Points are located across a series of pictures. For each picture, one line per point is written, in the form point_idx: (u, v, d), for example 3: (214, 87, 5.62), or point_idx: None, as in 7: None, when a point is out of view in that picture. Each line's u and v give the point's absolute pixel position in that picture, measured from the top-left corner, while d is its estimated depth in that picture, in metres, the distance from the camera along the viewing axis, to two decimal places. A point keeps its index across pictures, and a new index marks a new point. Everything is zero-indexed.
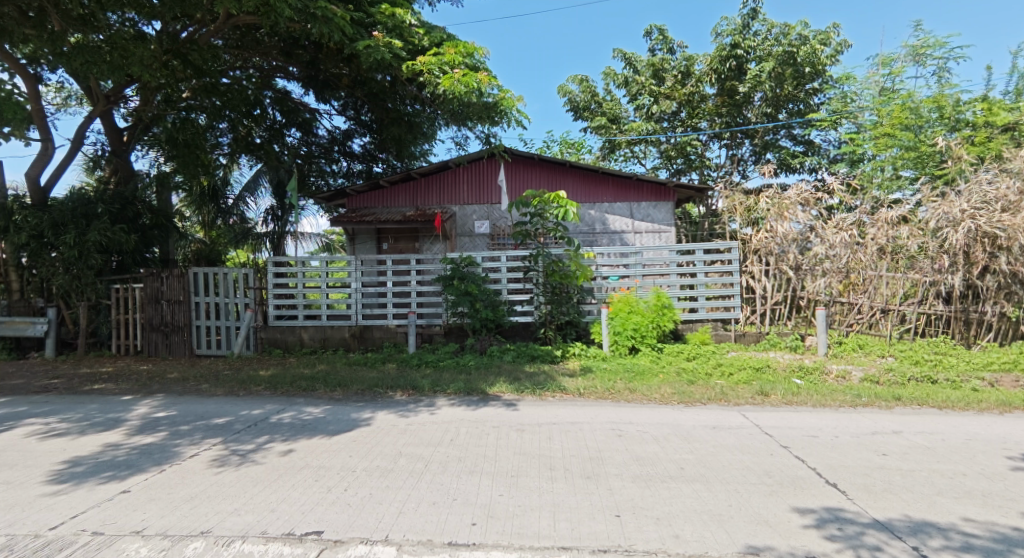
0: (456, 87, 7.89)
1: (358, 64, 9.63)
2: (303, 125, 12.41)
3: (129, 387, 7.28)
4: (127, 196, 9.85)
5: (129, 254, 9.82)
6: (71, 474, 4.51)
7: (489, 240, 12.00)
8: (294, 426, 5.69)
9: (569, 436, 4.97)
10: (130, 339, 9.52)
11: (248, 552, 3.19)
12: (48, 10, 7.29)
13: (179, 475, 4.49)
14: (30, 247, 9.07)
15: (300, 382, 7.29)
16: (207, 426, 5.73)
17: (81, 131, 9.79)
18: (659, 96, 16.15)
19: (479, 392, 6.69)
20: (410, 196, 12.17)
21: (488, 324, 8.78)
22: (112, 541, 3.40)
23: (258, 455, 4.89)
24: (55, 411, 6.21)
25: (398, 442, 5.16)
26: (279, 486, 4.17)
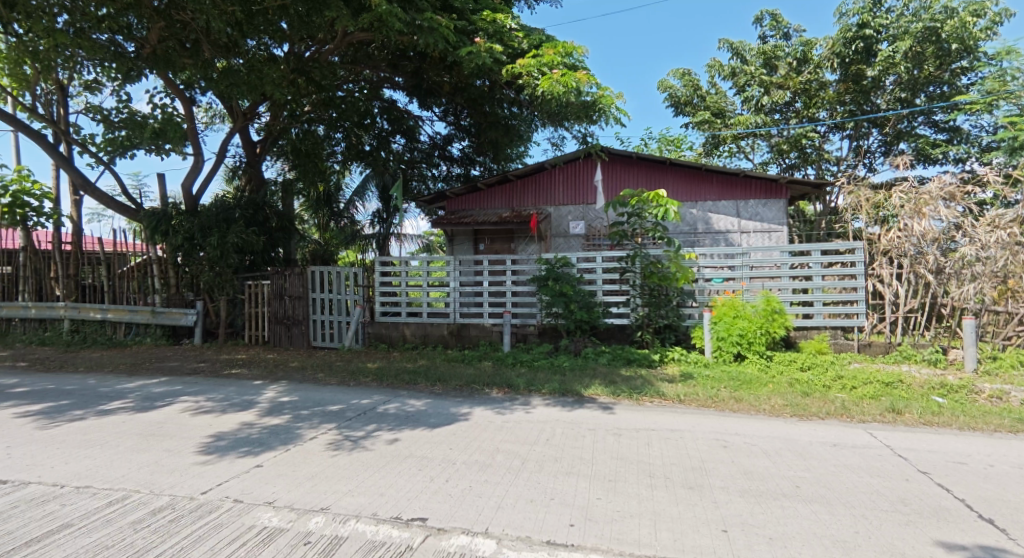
0: (555, 87, 7.93)
1: (460, 71, 10.05)
2: (407, 132, 13.11)
3: (259, 373, 8.17)
4: (258, 202, 11.05)
5: (259, 254, 10.97)
6: (216, 446, 5.17)
7: (584, 241, 11.92)
8: (399, 417, 6.04)
9: (670, 443, 4.81)
10: (260, 331, 10.66)
11: (362, 531, 3.44)
12: (202, 42, 8.29)
13: (302, 454, 4.95)
14: (183, 247, 10.45)
15: (404, 376, 7.73)
16: (324, 412, 6.26)
17: (223, 145, 11.11)
18: (771, 86, 15.15)
19: (574, 393, 6.67)
20: (506, 198, 12.43)
21: (583, 326, 8.76)
22: (249, 509, 3.83)
23: (368, 442, 5.26)
24: (203, 391, 7.14)
25: (495, 438, 5.29)
26: (387, 472, 4.46)
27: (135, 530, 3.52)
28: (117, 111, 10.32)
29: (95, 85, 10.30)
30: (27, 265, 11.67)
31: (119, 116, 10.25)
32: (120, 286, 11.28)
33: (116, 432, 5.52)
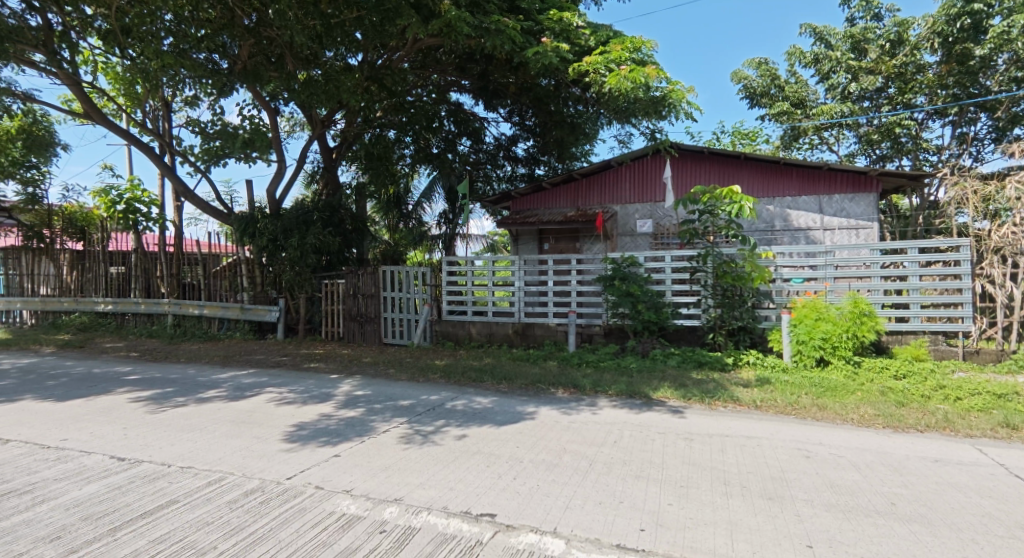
0: (623, 84, 7.80)
1: (526, 71, 10.12)
2: (473, 134, 13.35)
3: (335, 367, 8.63)
4: (334, 204, 11.64)
5: (335, 255, 11.57)
6: (298, 435, 5.51)
7: (652, 240, 11.64)
8: (467, 414, 6.16)
9: (746, 451, 4.59)
10: (335, 327, 11.23)
11: (433, 524, 3.54)
12: (286, 55, 8.82)
13: (376, 446, 5.17)
14: (268, 248, 11.20)
15: (470, 374, 7.88)
16: (395, 406, 6.51)
17: (303, 152, 11.79)
18: (859, 72, 14.13)
19: (642, 395, 6.52)
20: (571, 197, 12.34)
21: (651, 327, 8.56)
22: (329, 496, 4.04)
23: (437, 437, 5.41)
24: (286, 383, 7.63)
25: (562, 438, 5.27)
26: (456, 467, 4.56)
27: (231, 510, 3.82)
28: (212, 124, 11.23)
29: (194, 101, 11.24)
30: (138, 265, 12.94)
31: (214, 128, 11.15)
32: (214, 284, 12.29)
33: (213, 418, 6.02)
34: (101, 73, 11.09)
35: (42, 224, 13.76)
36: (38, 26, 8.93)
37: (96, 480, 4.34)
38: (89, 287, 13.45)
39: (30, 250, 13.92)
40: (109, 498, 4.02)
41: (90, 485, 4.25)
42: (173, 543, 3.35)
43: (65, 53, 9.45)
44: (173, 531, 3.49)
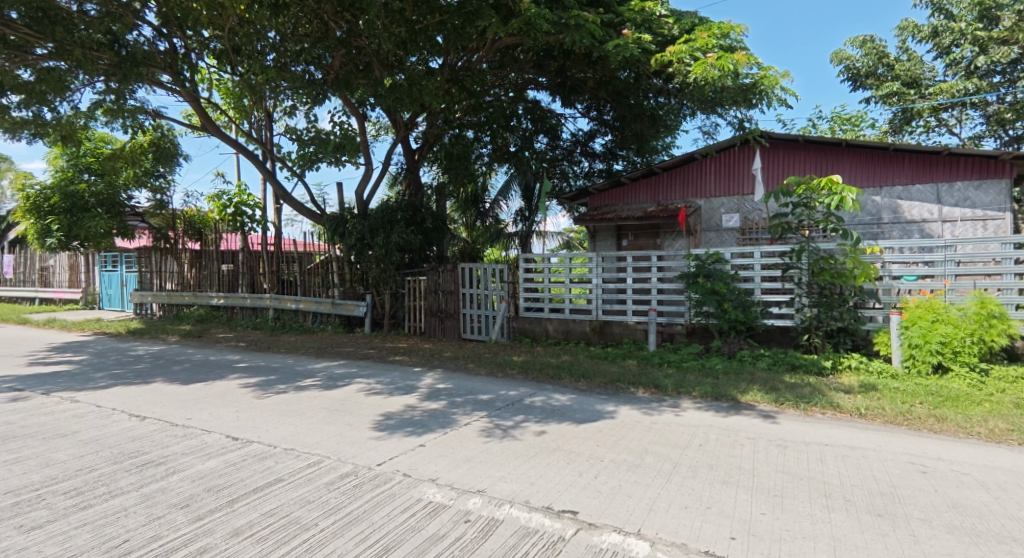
0: (709, 72, 7.41)
1: (605, 65, 10.00)
2: (550, 131, 13.34)
3: (418, 361, 9.00)
4: (416, 204, 12.03)
5: (417, 253, 11.99)
6: (387, 424, 5.80)
7: (739, 235, 11.10)
8: (545, 410, 6.20)
9: (849, 462, 4.24)
10: (418, 322, 11.69)
11: (516, 517, 3.60)
12: (373, 62, 9.31)
13: (459, 438, 5.33)
14: (356, 247, 11.86)
15: (548, 370, 7.92)
16: (476, 400, 6.68)
17: (387, 155, 12.34)
18: (988, 43, 12.58)
19: (729, 398, 6.22)
20: (651, 192, 12.00)
21: (738, 326, 8.15)
22: (416, 483, 4.23)
23: (517, 432, 5.48)
24: (374, 375, 8.07)
25: (644, 438, 5.15)
26: (537, 463, 4.60)
27: (329, 490, 4.11)
28: (307, 131, 12.03)
29: (292, 111, 12.11)
30: (244, 263, 14.17)
31: (309, 135, 11.93)
32: (309, 281, 13.23)
33: (311, 405, 6.50)
34: (215, 89, 12.25)
35: (168, 226, 15.53)
36: (165, 50, 9.99)
37: (215, 456, 4.83)
38: (205, 283, 14.92)
39: (158, 250, 15.69)
40: (226, 472, 4.47)
41: (210, 460, 4.74)
42: (280, 517, 3.66)
43: (186, 73, 10.53)
44: (281, 506, 3.82)
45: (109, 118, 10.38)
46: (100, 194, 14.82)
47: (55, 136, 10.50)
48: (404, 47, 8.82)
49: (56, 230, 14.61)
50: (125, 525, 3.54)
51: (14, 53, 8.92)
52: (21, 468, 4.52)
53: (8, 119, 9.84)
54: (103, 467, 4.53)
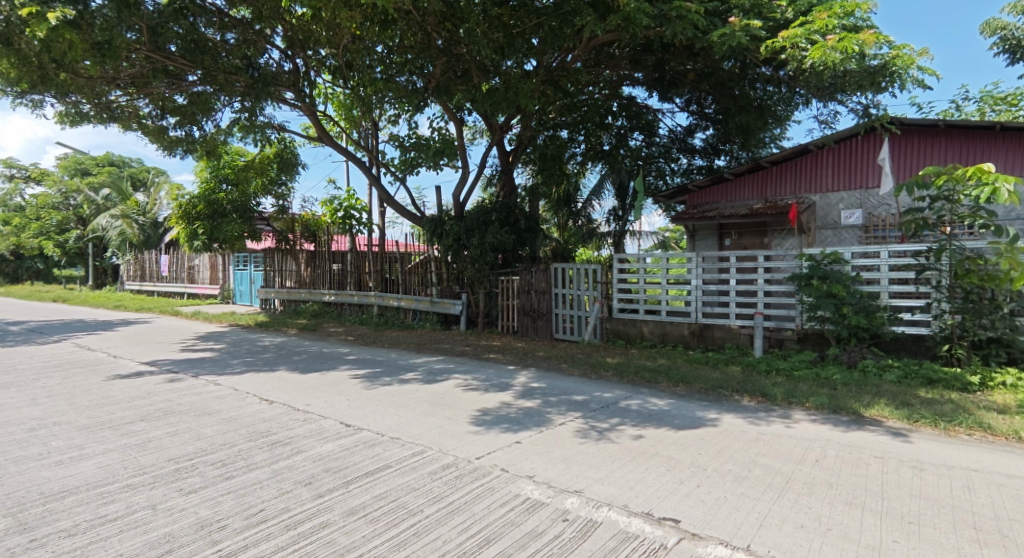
0: (830, 55, 6.79)
1: (708, 56, 9.56)
2: (646, 127, 12.99)
3: (512, 359, 9.17)
4: (510, 205, 12.16)
5: (511, 253, 12.18)
6: (484, 420, 5.98)
7: (862, 233, 10.09)
8: (642, 414, 6.04)
9: (1004, 492, 3.69)
10: (511, 321, 11.90)
11: (614, 520, 3.56)
12: (472, 69, 9.68)
13: (554, 438, 5.35)
14: (453, 247, 12.33)
15: (643, 373, 7.71)
16: (570, 401, 6.66)
17: (483, 158, 12.67)
18: None
19: (850, 412, 5.67)
20: (758, 187, 11.22)
21: (860, 333, 7.41)
22: (514, 479, 4.31)
23: (614, 434, 5.39)
24: (470, 371, 8.34)
25: (751, 449, 4.85)
26: (635, 467, 4.50)
27: (432, 479, 4.31)
28: (409, 138, 12.70)
29: (395, 119, 12.85)
30: (352, 263, 15.29)
31: (410, 141, 12.59)
32: (409, 279, 13.97)
33: (413, 398, 6.86)
34: (329, 102, 13.33)
35: (289, 229, 17.14)
36: (289, 70, 11.03)
37: (332, 440, 5.26)
38: (318, 281, 16.29)
39: (280, 250, 17.34)
40: (342, 456, 4.85)
41: (327, 444, 5.16)
42: (390, 501, 3.90)
43: (306, 89, 11.55)
44: (390, 491, 4.08)
45: (244, 134, 11.70)
46: (234, 202, 16.68)
47: (202, 151, 12.00)
48: (503, 51, 9.04)
49: (201, 233, 16.66)
50: (259, 496, 3.98)
51: (171, 80, 10.21)
52: (178, 439, 5.23)
53: (166, 138, 11.41)
54: (240, 444, 5.11)
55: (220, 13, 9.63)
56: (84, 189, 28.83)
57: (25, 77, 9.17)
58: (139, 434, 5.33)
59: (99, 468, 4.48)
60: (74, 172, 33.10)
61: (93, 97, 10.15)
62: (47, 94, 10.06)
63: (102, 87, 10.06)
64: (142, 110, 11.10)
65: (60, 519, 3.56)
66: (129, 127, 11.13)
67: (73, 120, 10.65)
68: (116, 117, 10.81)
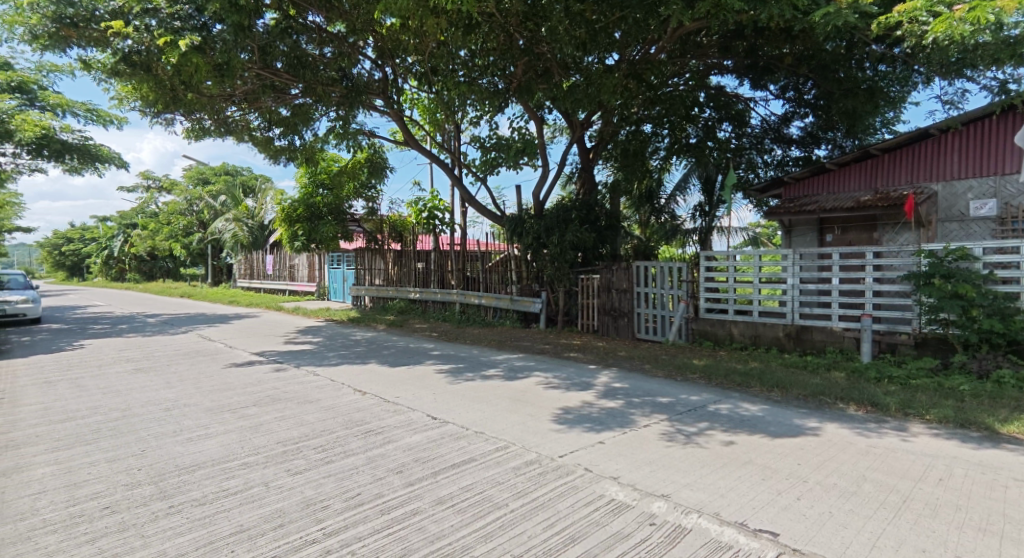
0: (957, 29, 6.07)
1: (809, 38, 8.92)
2: (736, 118, 12.35)
3: (593, 358, 9.08)
4: (591, 202, 12.13)
5: (590, 251, 12.03)
6: (566, 418, 5.97)
7: (997, 226, 8.92)
8: (733, 419, 5.74)
9: None
10: (591, 320, 11.78)
11: (705, 528, 3.41)
12: (552, 68, 9.78)
13: (639, 440, 5.23)
14: (532, 246, 12.35)
15: (733, 376, 7.32)
16: (654, 403, 6.47)
17: (563, 156, 12.63)
18: None
19: (980, 427, 5.04)
20: (865, 177, 10.26)
21: (994, 339, 6.60)
22: (598, 479, 4.27)
23: (702, 439, 5.18)
24: (550, 369, 8.36)
25: (860, 463, 4.44)
26: (726, 474, 4.29)
27: (516, 474, 4.37)
28: (489, 139, 12.94)
29: (477, 121, 13.15)
30: (436, 262, 15.85)
31: (491, 142, 12.84)
32: (489, 277, 14.26)
33: (496, 394, 6.99)
34: (415, 107, 13.89)
35: (378, 230, 18.12)
36: (379, 78, 11.64)
37: (420, 432, 5.49)
38: (404, 279, 17.04)
39: (370, 250, 18.36)
40: (429, 447, 5.05)
41: (416, 435, 5.40)
42: (475, 493, 4.00)
43: (395, 96, 12.14)
44: (476, 483, 4.19)
45: (339, 140, 12.53)
46: (329, 205, 17.88)
47: (302, 159, 12.98)
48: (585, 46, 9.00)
49: (301, 234, 18.04)
50: (356, 481, 4.24)
51: (277, 95, 11.11)
52: (285, 424, 5.71)
53: (272, 148, 12.47)
54: (338, 431, 5.47)
55: (319, 29, 10.32)
56: (204, 197, 32.22)
57: (160, 99, 10.40)
58: (253, 418, 5.87)
59: (221, 446, 4.99)
60: (196, 182, 37.07)
61: (213, 113, 11.32)
62: (176, 112, 11.34)
63: (220, 104, 11.18)
64: (253, 123, 12.18)
65: (191, 489, 4.01)
66: (242, 138, 12.27)
67: (197, 134, 11.92)
68: (231, 130, 11.97)
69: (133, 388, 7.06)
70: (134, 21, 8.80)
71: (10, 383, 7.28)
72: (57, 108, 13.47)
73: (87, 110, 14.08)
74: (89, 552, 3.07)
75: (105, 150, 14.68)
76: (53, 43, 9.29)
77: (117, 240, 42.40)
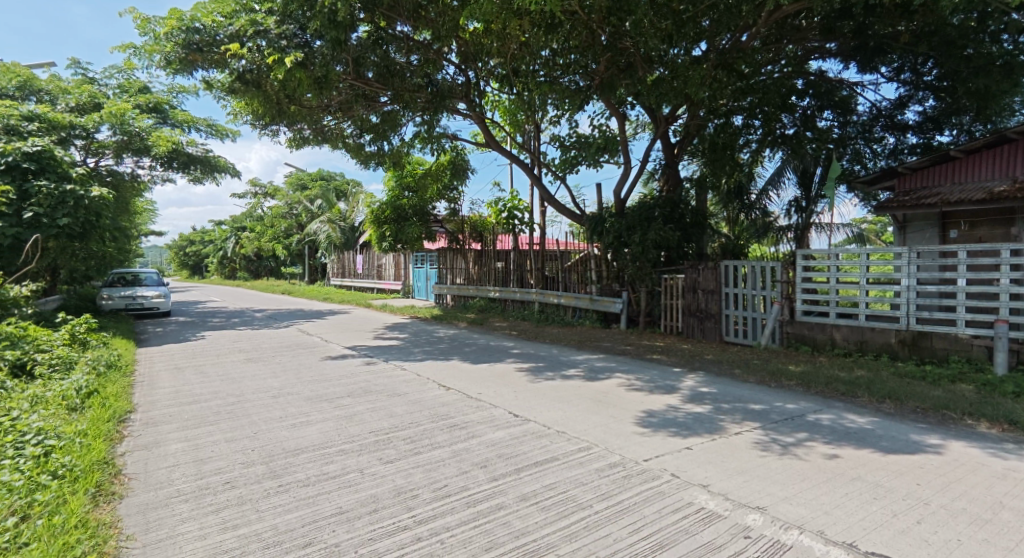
0: None
1: (933, 11, 8.12)
2: (840, 105, 11.45)
3: (677, 361, 8.76)
4: (676, 199, 11.71)
5: (675, 250, 11.62)
6: (650, 422, 5.81)
7: None
8: (837, 431, 5.29)
9: None
10: (675, 321, 11.38)
11: (807, 546, 3.18)
12: (638, 63, 9.57)
13: (730, 447, 4.97)
14: (613, 245, 12.08)
15: (837, 385, 6.75)
16: (745, 409, 6.12)
17: (645, 152, 12.26)
18: None
19: None
20: (999, 166, 9.13)
21: None
22: (686, 486, 4.11)
23: (801, 450, 4.82)
24: (633, 371, 8.16)
25: (994, 487, 3.93)
26: (831, 490, 3.96)
27: (600, 476, 4.32)
28: (569, 137, 12.88)
29: (557, 120, 13.13)
30: (515, 261, 16.03)
31: (571, 141, 12.78)
32: (569, 277, 14.20)
33: (577, 394, 6.94)
34: (496, 109, 14.14)
35: (459, 230, 18.62)
36: (462, 82, 11.97)
37: (503, 428, 5.58)
38: (484, 278, 17.39)
39: (451, 250, 18.93)
40: (513, 444, 5.12)
41: (499, 431, 5.49)
42: (559, 492, 4.01)
43: (477, 99, 12.44)
44: (559, 483, 4.18)
45: (424, 145, 13.06)
46: (414, 206, 18.67)
47: (390, 163, 13.64)
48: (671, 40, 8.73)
49: (388, 235, 18.98)
50: (443, 473, 4.40)
51: (368, 103, 11.74)
52: (377, 414, 6.03)
53: (363, 153, 13.22)
54: (425, 424, 5.70)
55: (407, 38, 10.74)
56: (303, 201, 34.80)
57: (268, 113, 11.34)
58: (347, 408, 6.26)
59: (320, 433, 5.37)
60: (296, 187, 40.16)
61: (312, 123, 12.20)
62: (281, 124, 12.33)
63: (318, 115, 12.02)
64: (346, 131, 12.98)
65: (296, 471, 4.35)
66: (337, 145, 13.13)
67: (298, 143, 12.92)
68: (328, 138, 12.84)
69: (245, 376, 7.78)
70: (248, 42, 9.68)
71: (147, 368, 8.29)
72: (184, 124, 15.14)
73: (208, 126, 15.70)
74: (215, 521, 3.43)
75: (222, 161, 16.28)
76: (182, 67, 10.44)
77: (229, 241, 46.89)
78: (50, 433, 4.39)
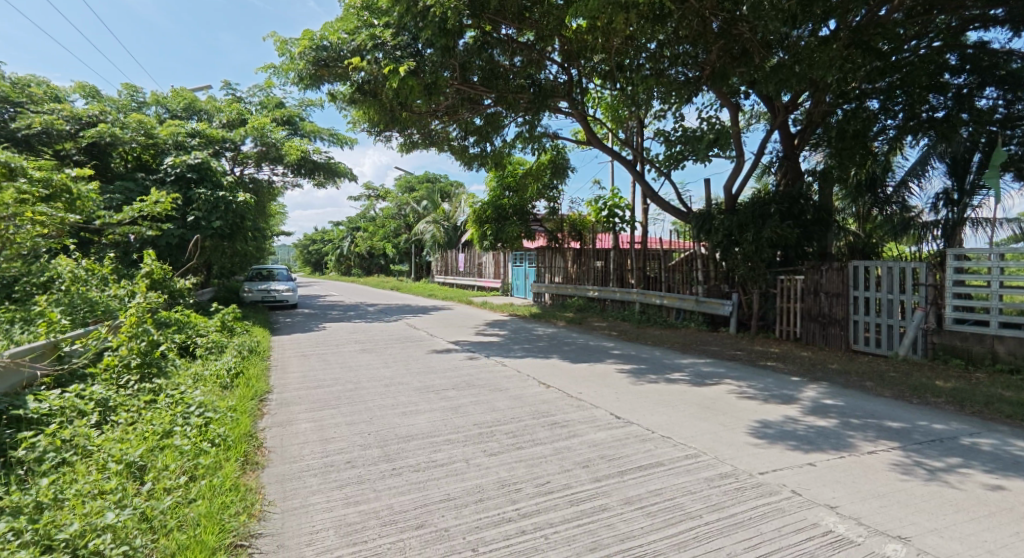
0: None
1: None
2: (1008, 79, 9.69)
3: (795, 369, 8.07)
4: (795, 195, 10.73)
5: (793, 249, 10.70)
6: (765, 433, 5.40)
7: None
8: (1000, 459, 4.55)
9: None
10: (792, 326, 10.52)
11: None
12: (755, 49, 8.88)
13: (863, 467, 4.47)
14: (722, 244, 11.39)
15: (999, 406, 5.81)
16: (881, 427, 5.47)
17: (761, 145, 11.41)
18: None
19: None
20: None
21: None
22: (810, 505, 3.77)
23: (953, 478, 4.21)
24: (744, 378, 7.65)
25: None
26: (993, 526, 3.42)
27: (711, 486, 4.10)
28: (675, 131, 12.39)
29: (662, 114, 12.67)
30: (615, 261, 15.73)
31: (677, 135, 12.27)
32: (672, 277, 13.67)
33: (682, 399, 6.64)
34: (598, 106, 13.96)
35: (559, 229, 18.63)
36: (564, 81, 11.96)
37: (605, 429, 5.50)
38: (583, 278, 17.27)
39: (550, 249, 19.01)
40: (615, 446, 5.02)
41: (602, 432, 5.42)
42: (667, 499, 3.86)
43: (579, 96, 12.37)
44: (665, 489, 4.03)
45: (525, 144, 13.24)
46: (514, 205, 18.99)
47: (492, 164, 14.01)
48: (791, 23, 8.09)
49: (489, 234, 19.50)
50: (546, 469, 4.43)
51: (473, 106, 12.12)
52: (480, 408, 6.23)
53: (467, 155, 13.70)
54: (526, 420, 5.78)
55: (511, 40, 10.92)
56: (410, 202, 36.87)
57: (383, 120, 12.12)
58: (453, 400, 6.54)
59: (428, 422, 5.66)
60: (404, 189, 42.65)
61: (421, 128, 12.88)
62: (394, 130, 13.14)
63: (427, 121, 12.66)
64: (452, 134, 13.53)
65: (408, 456, 4.62)
66: (443, 148, 13.73)
67: (408, 148, 13.68)
68: (435, 141, 13.46)
69: (362, 366, 8.42)
70: (368, 55, 10.42)
71: (280, 354, 9.28)
72: (311, 134, 16.69)
73: (330, 135, 17.19)
74: (339, 496, 3.74)
75: (342, 166, 17.72)
76: (312, 82, 11.50)
77: (345, 241, 50.95)
78: (209, 406, 5.06)
